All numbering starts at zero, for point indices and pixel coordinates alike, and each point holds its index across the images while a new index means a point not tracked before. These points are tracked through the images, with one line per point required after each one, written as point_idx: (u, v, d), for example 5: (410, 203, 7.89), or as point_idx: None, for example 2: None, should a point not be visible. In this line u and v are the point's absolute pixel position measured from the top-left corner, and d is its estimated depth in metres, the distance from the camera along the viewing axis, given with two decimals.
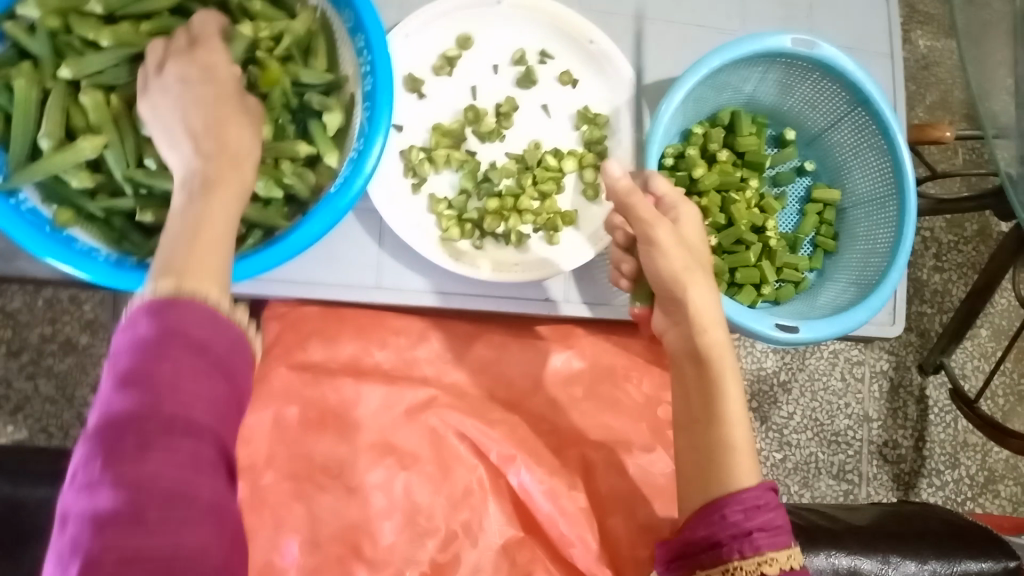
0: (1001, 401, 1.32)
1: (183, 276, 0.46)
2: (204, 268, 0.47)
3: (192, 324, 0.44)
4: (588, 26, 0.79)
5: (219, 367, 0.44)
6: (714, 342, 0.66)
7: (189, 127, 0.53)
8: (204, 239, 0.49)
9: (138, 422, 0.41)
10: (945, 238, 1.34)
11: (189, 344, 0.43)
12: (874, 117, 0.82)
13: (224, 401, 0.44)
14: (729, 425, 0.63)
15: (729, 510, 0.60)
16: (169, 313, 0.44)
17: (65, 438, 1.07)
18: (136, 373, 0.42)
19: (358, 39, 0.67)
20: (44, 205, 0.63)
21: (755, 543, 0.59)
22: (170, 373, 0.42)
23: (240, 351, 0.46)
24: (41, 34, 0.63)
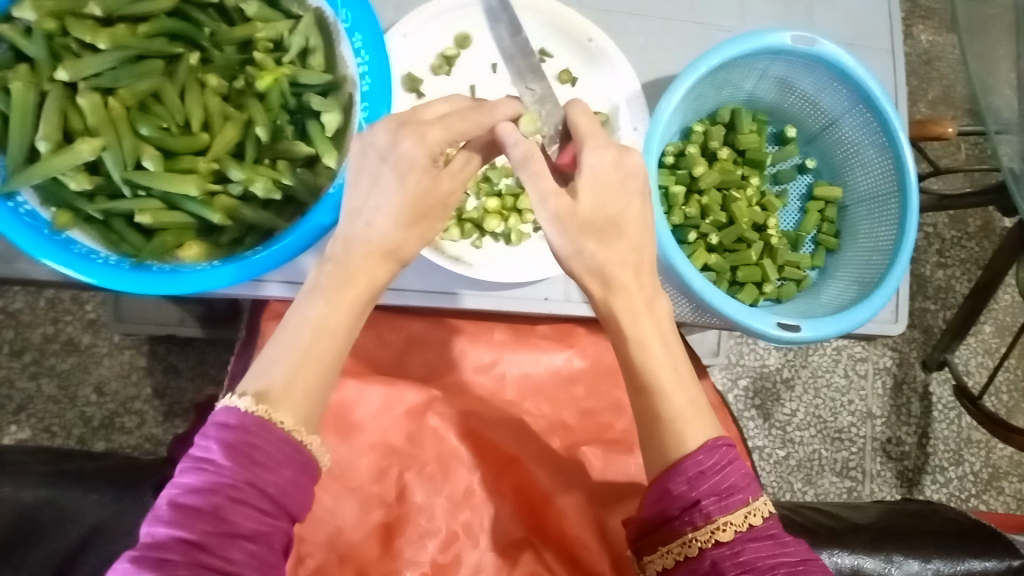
0: (1005, 396, 1.32)
1: (277, 401, 0.51)
2: (303, 404, 0.52)
3: (265, 457, 0.49)
4: (587, 24, 0.78)
5: (276, 510, 0.49)
6: (630, 312, 0.57)
7: (393, 219, 0.54)
8: (316, 358, 0.53)
9: (189, 551, 0.45)
10: (948, 234, 1.34)
11: (257, 478, 0.48)
12: (876, 114, 0.81)
13: (276, 533, 0.49)
14: (662, 392, 0.57)
15: (673, 483, 0.55)
16: (248, 441, 0.49)
17: (67, 437, 1.07)
18: (202, 501, 0.46)
19: (354, 40, 0.66)
20: (43, 207, 0.63)
21: (706, 511, 0.53)
22: (233, 503, 0.47)
23: (301, 491, 0.50)
24: (38, 38, 0.63)
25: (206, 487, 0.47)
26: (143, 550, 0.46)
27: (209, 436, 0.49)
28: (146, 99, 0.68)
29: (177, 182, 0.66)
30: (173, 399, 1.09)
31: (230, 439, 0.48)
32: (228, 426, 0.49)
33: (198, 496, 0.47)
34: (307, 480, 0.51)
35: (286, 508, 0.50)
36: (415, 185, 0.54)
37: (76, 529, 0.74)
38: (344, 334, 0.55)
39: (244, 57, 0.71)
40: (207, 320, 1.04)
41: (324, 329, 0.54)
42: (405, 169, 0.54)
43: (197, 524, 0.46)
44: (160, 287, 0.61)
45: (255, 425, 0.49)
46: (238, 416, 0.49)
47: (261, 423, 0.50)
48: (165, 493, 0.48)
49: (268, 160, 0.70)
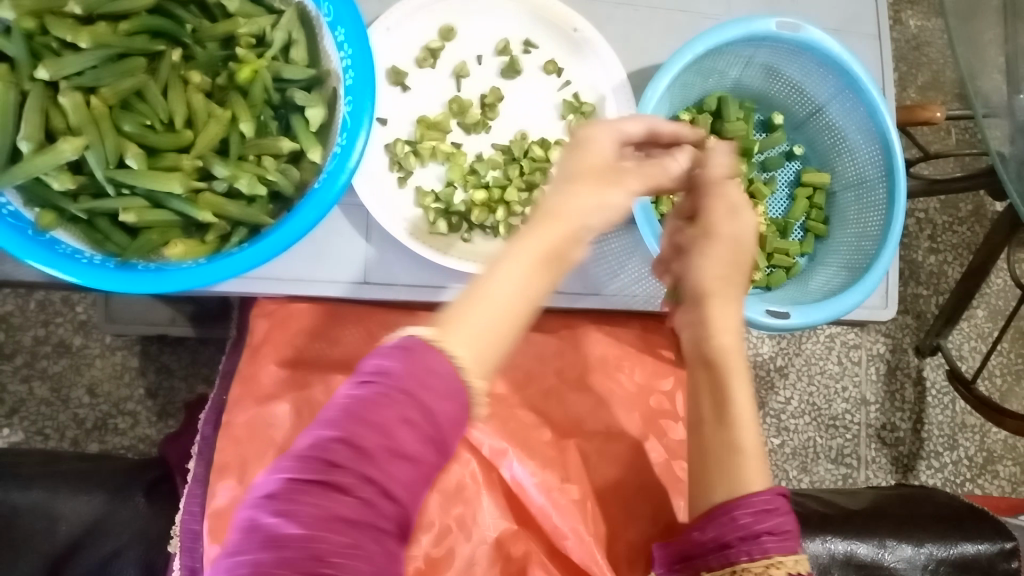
0: (998, 381, 1.32)
1: (444, 330, 0.47)
2: (481, 341, 0.47)
3: (430, 379, 0.44)
4: (572, 14, 0.78)
5: (434, 445, 0.43)
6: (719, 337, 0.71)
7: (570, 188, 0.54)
8: (485, 293, 0.50)
9: (355, 462, 0.40)
10: (940, 219, 1.34)
11: (419, 405, 0.43)
12: (862, 100, 0.81)
13: (421, 476, 0.42)
14: (741, 425, 0.60)
15: (739, 513, 0.56)
16: (418, 359, 0.44)
17: (61, 439, 1.07)
18: (368, 413, 0.42)
19: (336, 33, 0.66)
20: (26, 208, 0.63)
21: (764, 546, 0.55)
22: (393, 418, 0.42)
23: (458, 431, 0.45)
24: (17, 36, 0.62)
25: (376, 397, 0.42)
26: (303, 453, 0.41)
27: (380, 355, 0.44)
28: (128, 97, 0.67)
29: (161, 180, 0.65)
30: (166, 399, 1.09)
31: (404, 360, 0.44)
32: (396, 349, 0.44)
33: (371, 403, 0.42)
34: (461, 425, 0.45)
35: (445, 445, 0.44)
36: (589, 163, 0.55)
37: (68, 532, 0.74)
38: (520, 293, 0.51)
39: (226, 53, 0.70)
40: (198, 319, 1.04)
41: (507, 274, 0.50)
42: (591, 145, 0.56)
43: (360, 433, 0.41)
44: (146, 286, 0.61)
45: (425, 347, 0.45)
46: (407, 340, 0.45)
47: (432, 348, 0.45)
48: (328, 403, 0.43)
49: (253, 156, 0.69)
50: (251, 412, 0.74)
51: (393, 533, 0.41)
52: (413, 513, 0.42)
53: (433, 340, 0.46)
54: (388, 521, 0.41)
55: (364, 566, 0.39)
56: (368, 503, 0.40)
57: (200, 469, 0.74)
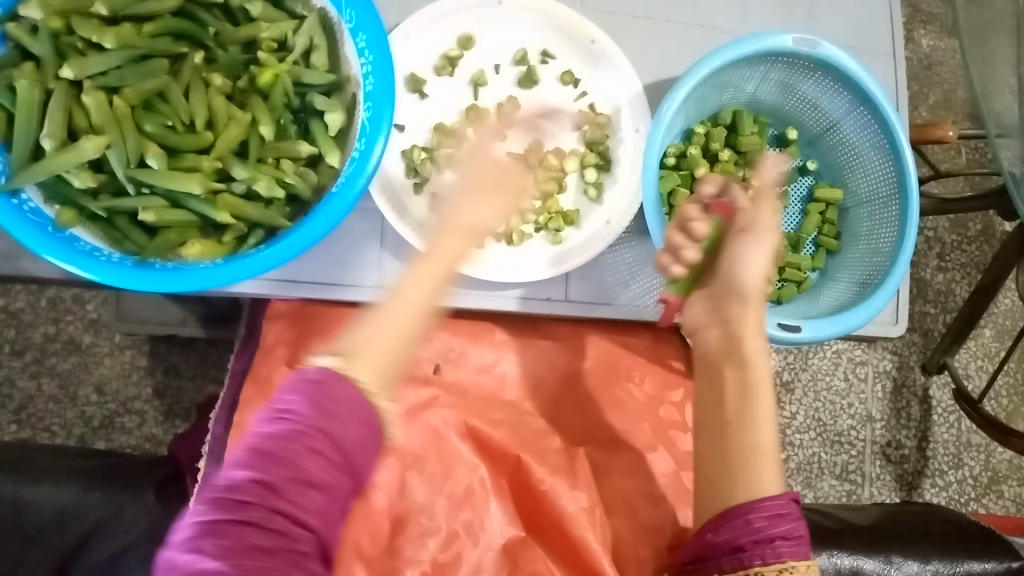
0: (1005, 400, 1.32)
1: (352, 360, 0.53)
2: (379, 367, 0.53)
3: (335, 413, 0.50)
4: (589, 26, 0.79)
5: (343, 469, 0.50)
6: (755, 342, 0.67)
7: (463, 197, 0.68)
8: (392, 323, 0.55)
9: (269, 497, 0.47)
10: (948, 238, 1.34)
11: (326, 439, 0.49)
12: (877, 117, 0.82)
13: (329, 505, 0.49)
14: (761, 428, 0.64)
15: (754, 517, 0.59)
16: (324, 390, 0.51)
17: (68, 436, 1.07)
18: (278, 448, 0.48)
19: (358, 40, 0.67)
20: (47, 205, 0.63)
21: (778, 551, 0.58)
22: (300, 453, 0.48)
23: (366, 455, 0.52)
24: (43, 36, 0.63)
25: (286, 432, 0.48)
26: (220, 492, 0.47)
27: (296, 388, 0.51)
28: (150, 98, 0.68)
29: (181, 180, 0.66)
30: (174, 399, 1.09)
31: (311, 391, 0.50)
32: (309, 381, 0.51)
33: (283, 442, 0.48)
34: (371, 450, 0.53)
35: (353, 470, 0.51)
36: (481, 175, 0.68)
37: (76, 529, 0.75)
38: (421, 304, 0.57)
39: (248, 56, 0.70)
40: (208, 320, 1.05)
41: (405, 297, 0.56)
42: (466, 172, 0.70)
43: (270, 467, 0.47)
44: (163, 285, 0.61)
45: (330, 379, 0.51)
46: (319, 372, 0.51)
47: (343, 380, 0.51)
48: (243, 442, 0.49)
49: (271, 159, 0.70)
50: None
51: (312, 556, 0.48)
52: (329, 536, 0.50)
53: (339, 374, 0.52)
54: (305, 546, 0.48)
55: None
56: (282, 533, 0.47)
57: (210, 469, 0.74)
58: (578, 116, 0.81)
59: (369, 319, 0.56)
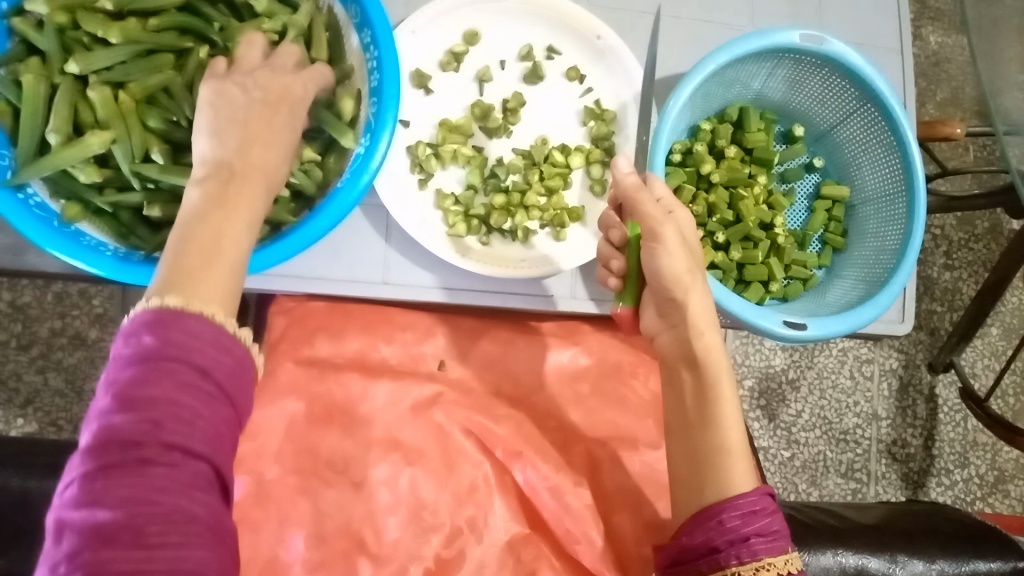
0: (1011, 400, 1.32)
1: (189, 293, 0.44)
2: (209, 290, 0.45)
3: (195, 342, 0.42)
4: (595, 21, 0.79)
5: (219, 397, 0.42)
6: (708, 339, 0.62)
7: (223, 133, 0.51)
8: (218, 259, 0.46)
9: (148, 437, 0.39)
10: (956, 236, 1.33)
11: (195, 365, 0.41)
12: (884, 114, 0.81)
13: (225, 429, 0.42)
14: (725, 426, 0.60)
15: (727, 516, 0.56)
16: (179, 323, 0.42)
17: (74, 431, 1.08)
18: (143, 388, 0.40)
19: (364, 35, 0.67)
20: (53, 199, 0.64)
21: (754, 548, 0.55)
22: (172, 388, 0.40)
23: (242, 382, 0.44)
24: (49, 31, 0.63)
25: (145, 370, 0.40)
26: (93, 447, 0.39)
27: (132, 330, 0.42)
28: (155, 93, 0.68)
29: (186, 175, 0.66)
30: None
31: (162, 323, 0.42)
32: (142, 322, 0.42)
33: (142, 380, 0.40)
34: (248, 373, 0.45)
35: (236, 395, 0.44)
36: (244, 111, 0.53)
37: None
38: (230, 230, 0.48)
39: None
40: None
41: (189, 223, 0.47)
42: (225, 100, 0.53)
43: (142, 407, 0.39)
44: None
45: (175, 315, 0.42)
46: (152, 309, 0.42)
47: (189, 314, 0.43)
48: (102, 389, 0.41)
49: None
50: (267, 409, 0.75)
51: (212, 489, 0.41)
52: (228, 467, 0.42)
53: (179, 305, 0.43)
54: (203, 480, 0.40)
55: (192, 528, 0.39)
56: (176, 468, 0.39)
57: None
58: (583, 111, 0.81)
59: (182, 246, 0.46)
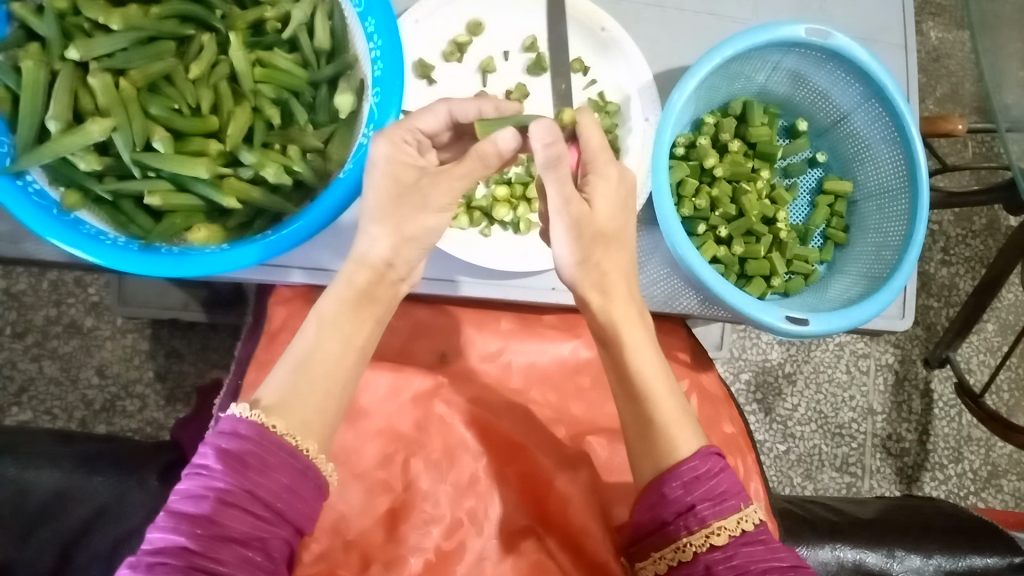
0: (1006, 395, 1.32)
1: (274, 409, 0.54)
2: (296, 411, 0.55)
3: (255, 467, 0.51)
4: (601, 13, 0.77)
5: (274, 516, 0.51)
6: (613, 312, 0.62)
7: (378, 224, 0.58)
8: (313, 373, 0.57)
9: (183, 555, 0.48)
10: (954, 232, 1.33)
11: (248, 491, 0.50)
12: (888, 108, 0.81)
13: (258, 553, 0.50)
14: (652, 397, 0.61)
15: (669, 487, 0.58)
16: (244, 447, 0.51)
17: (70, 419, 1.07)
18: (196, 507, 0.49)
19: (368, 24, 0.66)
20: (52, 187, 0.63)
21: (700, 516, 0.56)
22: (218, 511, 0.49)
23: (298, 496, 0.53)
24: (49, 17, 0.63)
25: (200, 492, 0.49)
26: (142, 556, 0.48)
27: (210, 443, 0.52)
28: (156, 80, 0.67)
29: (187, 164, 0.65)
30: (176, 382, 1.09)
31: (227, 446, 0.51)
32: (224, 434, 0.52)
33: (193, 502, 0.49)
34: (307, 486, 0.53)
35: (283, 515, 0.52)
36: (389, 194, 0.57)
37: (81, 512, 0.75)
38: (339, 345, 0.58)
39: (255, 39, 0.69)
40: (211, 304, 1.04)
41: (320, 342, 0.58)
42: (386, 171, 0.57)
43: (190, 527, 0.48)
44: (168, 270, 0.61)
45: (241, 438, 0.52)
46: (233, 424, 0.52)
47: (255, 427, 0.52)
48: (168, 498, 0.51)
49: (278, 145, 0.70)
50: None
51: None
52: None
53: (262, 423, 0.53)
54: None
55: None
56: None
57: None
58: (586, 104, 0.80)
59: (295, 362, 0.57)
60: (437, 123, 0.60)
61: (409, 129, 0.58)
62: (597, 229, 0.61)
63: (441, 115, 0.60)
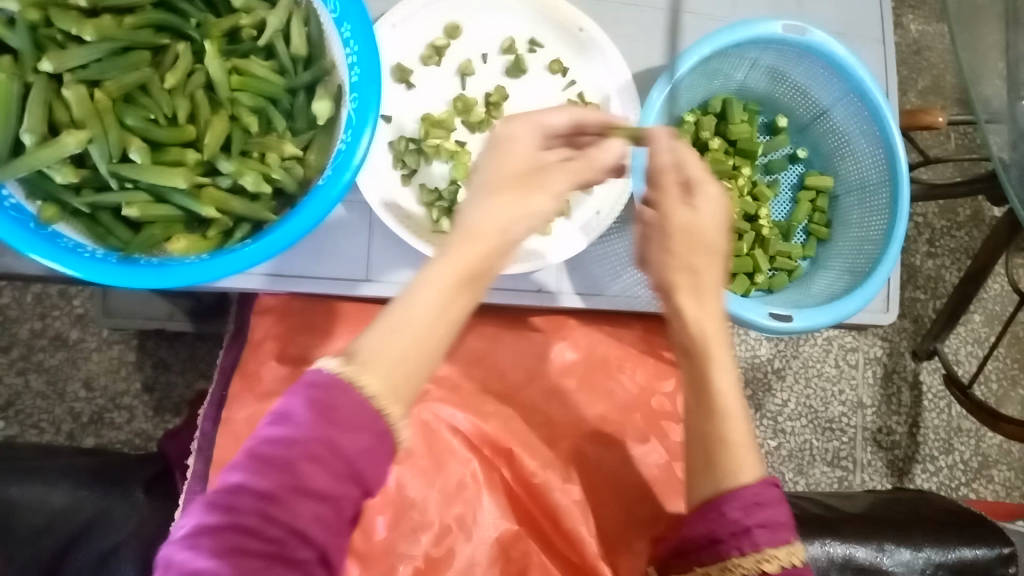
0: (994, 385, 1.33)
1: (360, 365, 0.46)
2: (387, 372, 0.47)
3: (343, 418, 0.45)
4: (578, 14, 0.78)
5: (355, 477, 0.45)
6: (705, 326, 0.60)
7: (488, 197, 0.53)
8: (406, 332, 0.48)
9: (260, 504, 0.42)
10: (939, 224, 1.34)
11: (331, 445, 0.44)
12: (866, 103, 0.81)
13: (333, 515, 0.44)
14: (727, 416, 0.59)
15: (728, 506, 0.56)
16: (331, 399, 0.45)
17: (57, 433, 1.06)
18: (280, 453, 0.44)
19: (343, 30, 0.66)
20: (28, 201, 0.62)
21: (755, 540, 0.54)
22: (299, 460, 0.43)
23: (382, 460, 0.46)
24: (21, 28, 0.62)
25: (286, 438, 0.44)
26: (216, 496, 0.43)
27: (298, 390, 0.46)
28: (132, 91, 0.67)
29: (164, 175, 0.64)
30: (163, 393, 1.08)
31: (314, 395, 0.45)
32: (313, 383, 0.46)
33: (276, 446, 0.44)
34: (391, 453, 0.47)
35: (362, 478, 0.46)
36: (510, 169, 0.54)
37: (66, 527, 0.74)
38: (439, 312, 0.50)
39: (231, 47, 0.69)
40: (196, 314, 1.04)
41: (420, 300, 0.49)
42: (508, 149, 0.55)
43: (270, 474, 0.43)
44: (148, 281, 0.60)
45: (331, 387, 0.45)
46: (324, 375, 0.46)
47: (342, 384, 0.46)
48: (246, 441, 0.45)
49: (256, 153, 0.69)
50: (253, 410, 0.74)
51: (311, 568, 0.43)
52: (334, 546, 0.44)
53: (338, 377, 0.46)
54: (301, 556, 0.43)
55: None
56: (277, 545, 0.42)
57: (200, 466, 0.74)
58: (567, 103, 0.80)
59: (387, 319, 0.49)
60: (565, 124, 0.58)
61: (521, 120, 0.56)
62: (695, 237, 0.61)
63: (567, 115, 0.58)
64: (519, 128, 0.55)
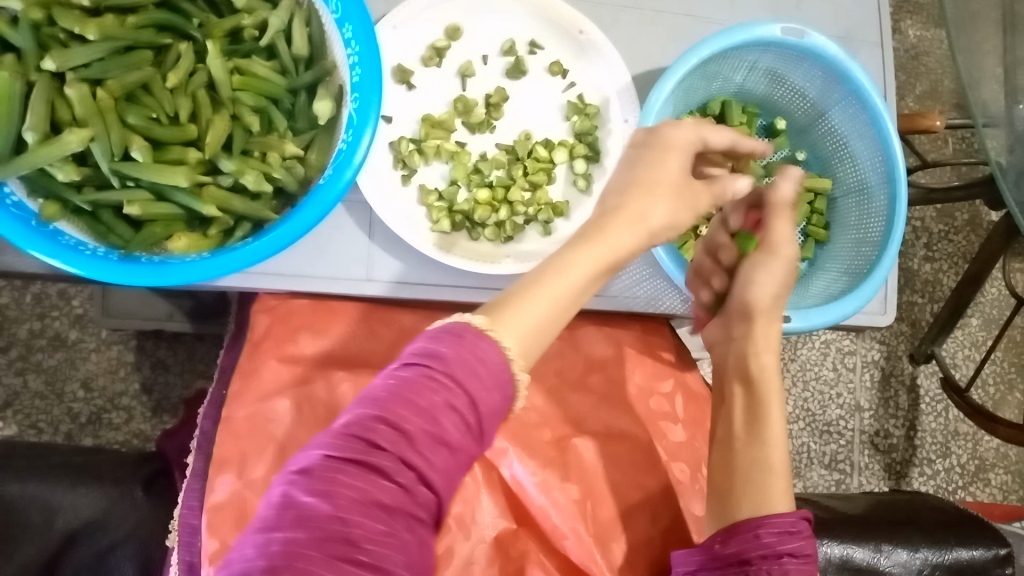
0: (991, 389, 1.33)
1: (498, 321, 0.51)
2: (528, 337, 0.52)
3: (480, 371, 0.48)
4: (578, 16, 0.78)
5: (476, 432, 0.48)
6: (763, 360, 0.74)
7: (634, 192, 0.63)
8: (545, 298, 0.55)
9: (398, 445, 0.44)
10: (936, 228, 1.35)
11: (464, 396, 0.47)
12: (864, 106, 0.82)
13: (454, 464, 0.47)
14: (771, 445, 0.73)
15: (764, 533, 0.66)
16: (468, 356, 0.48)
17: (56, 433, 1.06)
18: (418, 398, 0.46)
19: (344, 31, 0.67)
20: (30, 198, 0.63)
21: (784, 566, 0.64)
22: (437, 405, 0.46)
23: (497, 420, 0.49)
24: (24, 27, 0.62)
25: (424, 385, 0.46)
26: (348, 433, 0.45)
27: (438, 339, 0.48)
28: (134, 90, 0.67)
29: (165, 172, 0.65)
30: (162, 394, 1.09)
31: (452, 347, 0.48)
32: (452, 336, 0.49)
33: (414, 391, 0.46)
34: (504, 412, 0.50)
35: (481, 434, 0.49)
36: (655, 171, 0.64)
37: (65, 525, 0.74)
38: (574, 290, 0.57)
39: (233, 47, 0.69)
40: (196, 314, 1.04)
41: (564, 274, 0.57)
42: (667, 157, 0.65)
43: (408, 417, 0.45)
44: (149, 279, 0.61)
45: (476, 338, 0.49)
46: (463, 326, 0.49)
47: (489, 341, 0.49)
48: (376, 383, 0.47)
49: (257, 152, 0.69)
50: (252, 408, 0.74)
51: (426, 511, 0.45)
52: (446, 495, 0.47)
53: (486, 328, 0.50)
54: (421, 502, 0.45)
55: (396, 543, 0.43)
56: (406, 487, 0.44)
57: (199, 463, 0.74)
58: (566, 105, 0.81)
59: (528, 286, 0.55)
60: (724, 143, 0.70)
61: (680, 129, 0.67)
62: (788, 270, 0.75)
63: (726, 137, 0.70)
64: (673, 135, 0.66)
